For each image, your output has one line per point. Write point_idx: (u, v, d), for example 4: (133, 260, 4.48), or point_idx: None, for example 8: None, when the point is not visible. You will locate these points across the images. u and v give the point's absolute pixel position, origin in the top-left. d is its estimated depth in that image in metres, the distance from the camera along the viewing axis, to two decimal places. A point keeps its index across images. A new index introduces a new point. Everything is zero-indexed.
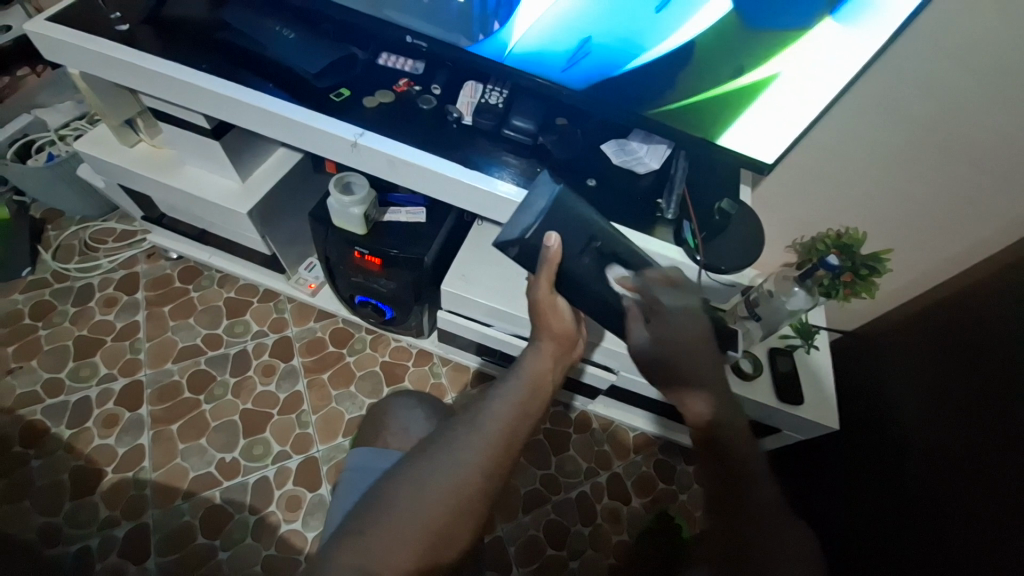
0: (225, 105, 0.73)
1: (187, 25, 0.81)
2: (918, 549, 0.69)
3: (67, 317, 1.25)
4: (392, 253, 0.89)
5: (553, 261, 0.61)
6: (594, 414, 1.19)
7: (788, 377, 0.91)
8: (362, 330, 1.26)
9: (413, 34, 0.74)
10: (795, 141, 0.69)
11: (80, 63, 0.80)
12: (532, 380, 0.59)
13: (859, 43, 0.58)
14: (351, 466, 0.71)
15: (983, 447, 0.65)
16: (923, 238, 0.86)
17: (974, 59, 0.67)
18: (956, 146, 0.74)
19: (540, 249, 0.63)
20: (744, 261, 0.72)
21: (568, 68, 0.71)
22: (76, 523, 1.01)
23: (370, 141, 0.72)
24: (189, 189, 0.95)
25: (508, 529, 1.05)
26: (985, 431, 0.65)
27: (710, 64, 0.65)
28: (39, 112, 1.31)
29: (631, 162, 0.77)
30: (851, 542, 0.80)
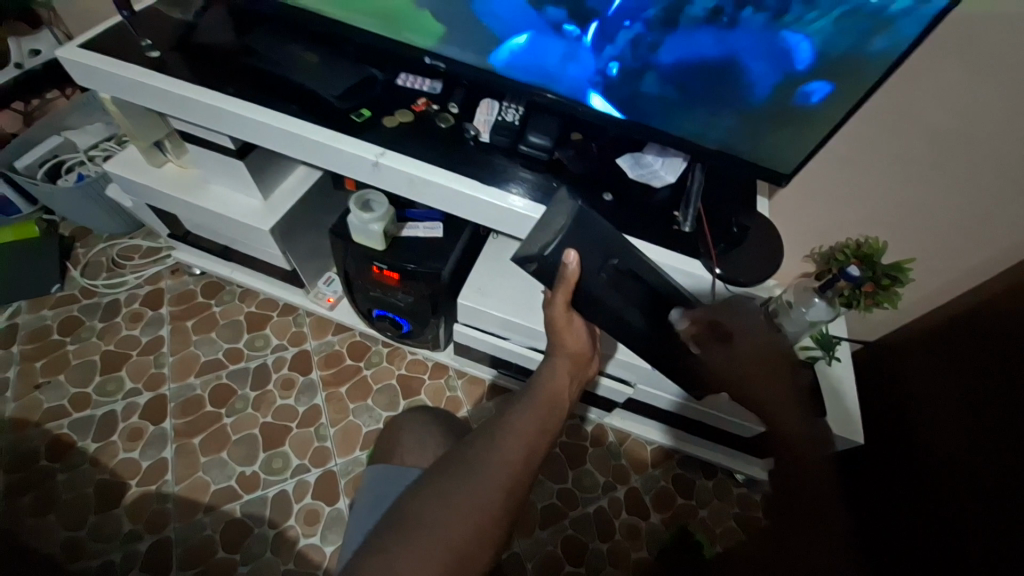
0: (253, 128, 0.77)
1: (214, 50, 0.84)
2: None
3: (94, 332, 1.28)
4: (409, 267, 0.90)
5: (570, 280, 0.60)
6: (610, 427, 1.17)
7: (810, 390, 0.90)
8: (379, 343, 1.27)
9: (432, 55, 0.76)
10: (814, 150, 0.69)
11: (115, 90, 0.84)
12: (551, 395, 0.59)
13: (875, 54, 0.58)
14: (371, 481, 0.71)
15: None
16: (947, 247, 0.85)
17: (996, 69, 0.66)
18: (978, 155, 0.73)
19: (558, 266, 0.61)
20: (764, 274, 0.73)
21: (582, 83, 0.72)
22: (101, 536, 1.03)
23: (391, 161, 0.74)
24: (213, 207, 0.97)
25: (526, 545, 1.04)
26: (998, 438, 0.64)
27: (721, 77, 0.65)
28: (69, 134, 1.37)
29: (647, 175, 0.78)
30: None
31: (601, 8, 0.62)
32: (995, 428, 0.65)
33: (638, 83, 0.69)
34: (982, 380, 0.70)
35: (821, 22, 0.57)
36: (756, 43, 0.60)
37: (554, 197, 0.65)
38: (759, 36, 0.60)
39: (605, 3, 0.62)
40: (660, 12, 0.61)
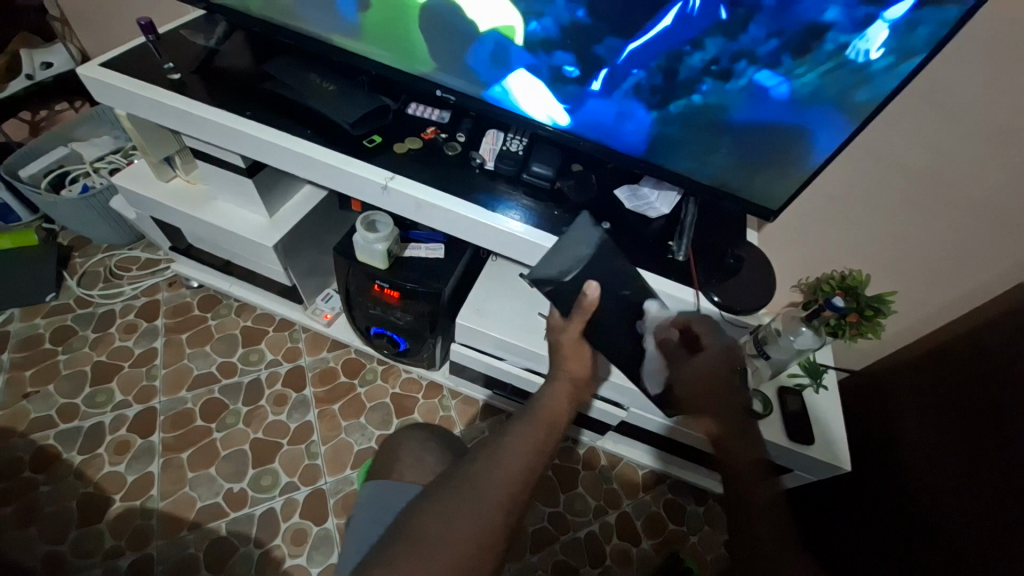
0: (267, 149, 0.80)
1: (233, 75, 0.88)
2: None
3: (87, 342, 1.27)
4: (409, 286, 0.92)
5: (587, 308, 0.62)
6: (602, 450, 1.18)
7: (797, 416, 0.92)
8: (375, 360, 1.28)
9: (443, 88, 0.81)
10: (799, 190, 0.73)
11: (133, 108, 0.86)
12: (548, 415, 0.61)
13: (858, 102, 0.62)
14: (365, 499, 0.71)
15: (988, 488, 0.66)
16: (924, 283, 0.89)
17: (965, 123, 0.71)
18: (950, 197, 0.78)
19: (577, 293, 0.65)
20: (761, 303, 0.76)
21: (585, 120, 0.76)
22: (80, 553, 1.01)
23: (400, 185, 0.77)
24: (218, 222, 0.99)
25: (517, 569, 1.04)
26: (993, 475, 0.66)
27: (718, 121, 0.70)
28: (76, 146, 1.39)
29: (643, 207, 0.81)
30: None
31: (611, 55, 0.67)
32: (991, 467, 0.67)
33: (641, 123, 0.73)
34: (974, 418, 0.72)
35: (809, 74, 0.61)
36: (750, 91, 0.65)
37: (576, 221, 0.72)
38: (753, 84, 0.64)
39: (614, 51, 0.67)
40: (663, 61, 0.66)
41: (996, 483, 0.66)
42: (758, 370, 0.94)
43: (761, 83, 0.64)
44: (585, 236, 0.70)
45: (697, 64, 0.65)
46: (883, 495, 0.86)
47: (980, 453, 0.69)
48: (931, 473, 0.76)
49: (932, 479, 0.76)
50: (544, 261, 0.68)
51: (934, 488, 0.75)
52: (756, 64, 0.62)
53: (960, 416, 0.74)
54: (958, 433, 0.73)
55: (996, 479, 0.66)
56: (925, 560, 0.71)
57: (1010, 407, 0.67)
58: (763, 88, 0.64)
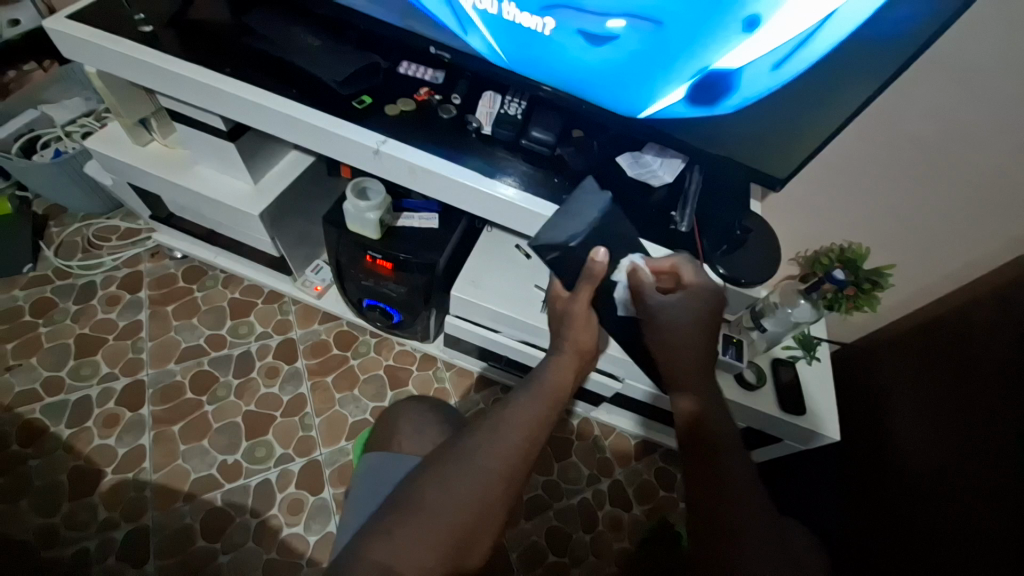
0: (251, 110, 0.75)
1: (210, 28, 0.81)
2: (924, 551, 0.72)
3: (69, 314, 1.24)
4: (403, 257, 0.89)
5: (597, 275, 0.62)
6: (596, 421, 1.20)
7: (791, 388, 0.93)
8: (367, 333, 1.26)
9: (437, 45, 0.76)
10: (807, 158, 0.71)
11: (103, 64, 0.81)
12: (550, 387, 0.60)
13: (877, 65, 0.59)
14: (362, 470, 0.71)
15: (989, 461, 0.68)
16: (923, 257, 0.89)
17: (979, 91, 0.69)
18: (958, 170, 0.77)
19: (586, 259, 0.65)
20: (764, 275, 0.75)
21: (590, 82, 0.73)
22: (75, 525, 1.00)
23: (392, 149, 0.73)
24: (201, 189, 0.95)
25: (511, 536, 1.06)
26: (993, 451, 0.68)
27: (734, 85, 0.66)
28: (46, 108, 1.31)
29: (645, 175, 0.78)
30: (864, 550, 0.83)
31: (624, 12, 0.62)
32: (992, 440, 0.68)
33: (649, 86, 0.70)
34: (978, 395, 0.72)
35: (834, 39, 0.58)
36: (768, 54, 0.61)
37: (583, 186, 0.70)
38: (776, 46, 0.60)
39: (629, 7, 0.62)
40: (682, 19, 0.61)
41: (1004, 462, 0.66)
42: (754, 343, 0.93)
43: (781, 45, 0.60)
44: (593, 203, 0.69)
45: (717, 24, 0.60)
46: (877, 467, 0.88)
47: (988, 433, 0.69)
48: (935, 452, 0.77)
49: (937, 460, 0.76)
50: (550, 227, 0.68)
51: (935, 463, 0.76)
52: (780, 27, 0.58)
53: (964, 394, 0.74)
54: (964, 413, 0.73)
55: (1005, 458, 0.66)
56: (926, 530, 0.73)
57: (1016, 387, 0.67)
58: (785, 50, 0.60)
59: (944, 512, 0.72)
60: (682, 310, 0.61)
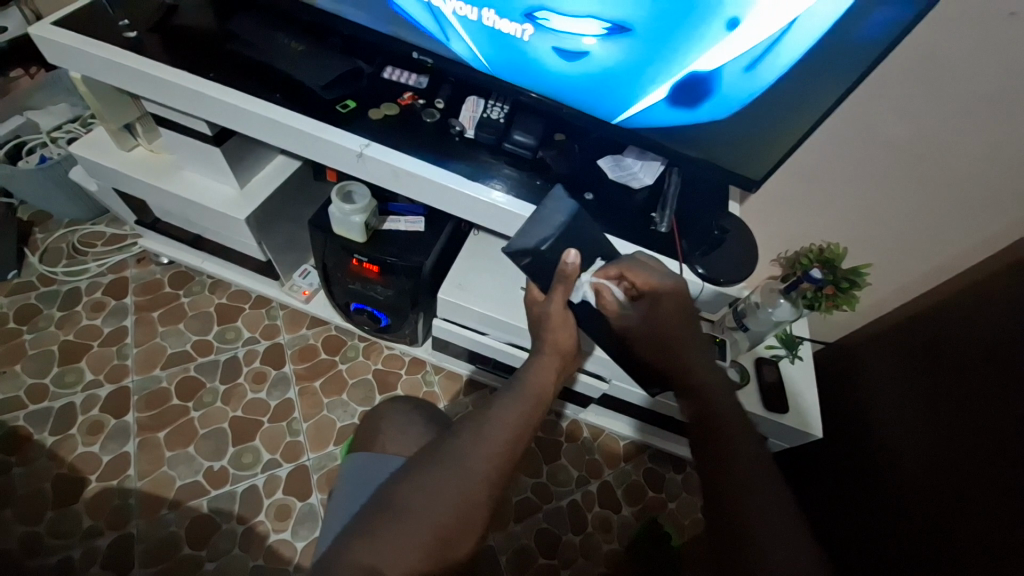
0: (234, 115, 0.76)
1: (194, 35, 0.82)
2: (901, 543, 0.73)
3: (53, 321, 1.22)
4: (389, 261, 0.90)
5: (569, 276, 0.62)
6: (584, 422, 1.20)
7: (774, 387, 0.94)
8: (356, 337, 1.26)
9: (419, 50, 0.78)
10: (781, 160, 0.73)
11: (88, 69, 0.81)
12: (532, 387, 0.61)
13: (843, 69, 0.61)
14: (347, 472, 0.72)
15: (962, 451, 0.69)
16: (901, 256, 0.91)
17: (946, 95, 0.72)
18: (929, 171, 0.79)
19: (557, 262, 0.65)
20: (743, 274, 0.77)
21: (569, 88, 0.75)
22: (57, 534, 0.99)
23: (375, 152, 0.74)
24: (186, 194, 0.95)
25: (500, 539, 1.06)
26: (965, 443, 0.69)
27: (709, 87, 0.68)
28: (32, 114, 1.31)
29: (626, 177, 0.80)
30: (844, 544, 0.84)
31: (601, 18, 0.64)
32: (966, 432, 0.70)
33: (627, 89, 0.72)
34: (956, 392, 0.73)
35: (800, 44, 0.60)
36: (741, 54, 0.63)
37: (552, 194, 0.70)
38: (747, 50, 0.62)
39: (605, 13, 0.64)
40: (657, 24, 0.63)
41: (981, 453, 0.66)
42: (736, 343, 0.95)
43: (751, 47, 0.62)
44: (561, 206, 0.68)
45: (690, 29, 0.62)
46: (857, 462, 0.90)
47: (963, 427, 0.70)
48: (912, 447, 0.78)
49: (914, 454, 0.77)
50: (521, 233, 0.67)
51: (910, 456, 0.78)
52: (750, 32, 0.61)
53: (943, 391, 0.75)
54: (942, 410, 0.75)
55: (981, 451, 0.66)
56: (902, 522, 0.75)
57: (995, 385, 0.68)
58: (756, 55, 0.63)
59: (922, 505, 0.72)
60: (658, 308, 0.63)
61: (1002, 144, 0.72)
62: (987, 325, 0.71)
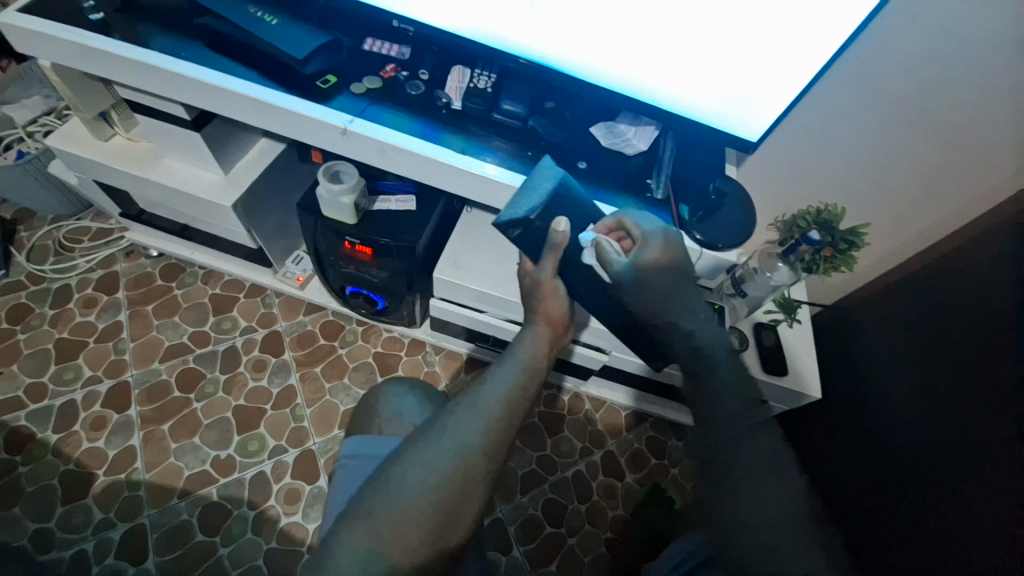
0: (210, 95, 0.73)
1: (162, 13, 0.79)
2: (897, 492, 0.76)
3: (46, 319, 1.21)
4: (382, 241, 0.89)
5: (559, 246, 0.61)
6: (586, 395, 1.21)
7: (773, 350, 0.94)
8: (353, 322, 1.26)
9: (400, 19, 0.75)
10: (778, 120, 0.71)
11: (55, 56, 0.77)
12: (525, 357, 0.61)
13: (837, 27, 0.59)
14: (350, 452, 0.72)
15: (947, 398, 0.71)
16: (898, 214, 0.90)
17: (946, 42, 0.69)
18: (929, 124, 0.77)
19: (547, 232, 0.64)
20: (742, 237, 0.76)
21: (559, 51, 0.72)
22: (70, 528, 1.00)
23: (360, 128, 0.72)
24: (168, 182, 0.92)
25: (508, 510, 1.07)
26: (949, 386, 0.71)
27: (712, 46, 0.65)
28: (5, 108, 1.26)
29: (619, 144, 0.78)
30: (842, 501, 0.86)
31: None
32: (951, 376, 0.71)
33: (618, 48, 0.69)
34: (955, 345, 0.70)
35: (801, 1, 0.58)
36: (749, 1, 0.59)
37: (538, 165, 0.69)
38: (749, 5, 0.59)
39: None
40: None
41: (975, 400, 0.66)
42: (735, 309, 0.96)
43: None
44: (549, 174, 0.67)
45: None
46: (850, 418, 0.92)
47: (963, 383, 0.69)
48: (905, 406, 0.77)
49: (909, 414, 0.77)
50: (510, 205, 0.66)
51: (899, 405, 0.80)
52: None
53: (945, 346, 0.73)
54: (937, 360, 0.74)
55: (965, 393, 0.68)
56: (894, 467, 0.78)
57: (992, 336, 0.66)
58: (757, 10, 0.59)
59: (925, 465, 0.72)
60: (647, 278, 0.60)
61: (1001, 95, 0.71)
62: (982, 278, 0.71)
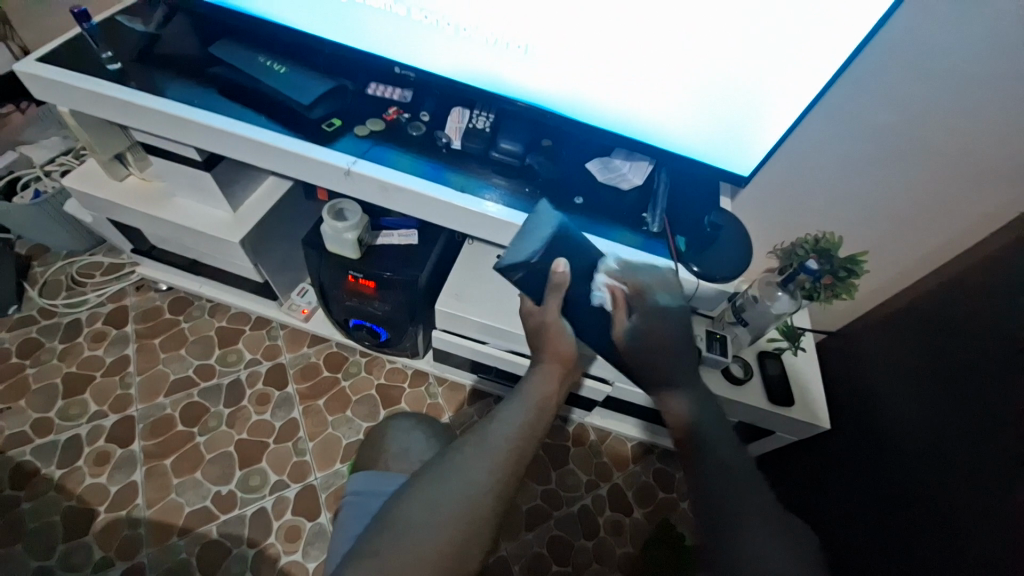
0: (221, 139, 0.76)
1: (179, 63, 0.84)
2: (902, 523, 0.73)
3: (55, 354, 1.23)
4: (385, 276, 0.90)
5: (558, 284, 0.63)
6: (591, 426, 1.20)
7: (777, 379, 0.93)
8: (357, 353, 1.26)
9: (401, 65, 0.78)
10: (768, 156, 0.73)
11: (74, 104, 0.81)
12: (535, 398, 0.60)
13: (817, 71, 0.62)
14: (356, 489, 0.72)
15: (953, 429, 0.69)
16: (894, 241, 0.90)
17: (925, 79, 0.72)
18: (919, 154, 0.79)
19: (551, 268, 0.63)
20: (738, 269, 0.77)
21: (554, 94, 0.75)
22: (69, 567, 0.98)
23: (364, 169, 0.74)
24: (179, 220, 0.95)
25: (513, 548, 1.05)
26: (954, 415, 0.69)
27: (698, 91, 0.68)
28: (24, 150, 1.32)
29: (614, 179, 0.80)
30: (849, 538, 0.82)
31: (586, 27, 0.65)
32: (954, 402, 0.70)
33: (611, 89, 0.72)
34: (959, 376, 0.69)
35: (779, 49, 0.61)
36: (732, 51, 0.63)
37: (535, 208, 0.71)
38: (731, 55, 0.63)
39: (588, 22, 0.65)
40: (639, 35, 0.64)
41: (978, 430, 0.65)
42: (738, 338, 0.95)
43: (736, 27, 0.60)
44: (546, 217, 0.69)
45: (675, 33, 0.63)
46: (850, 446, 0.90)
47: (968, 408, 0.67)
48: (913, 437, 0.75)
49: (915, 442, 0.74)
50: (510, 249, 0.68)
51: (900, 435, 0.78)
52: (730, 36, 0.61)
53: (947, 374, 0.72)
54: (938, 389, 0.73)
55: (968, 421, 0.67)
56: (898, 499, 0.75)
57: (992, 361, 0.65)
58: (739, 58, 0.63)
59: (925, 494, 0.70)
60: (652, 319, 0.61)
61: (989, 124, 0.72)
62: (975, 303, 0.71)
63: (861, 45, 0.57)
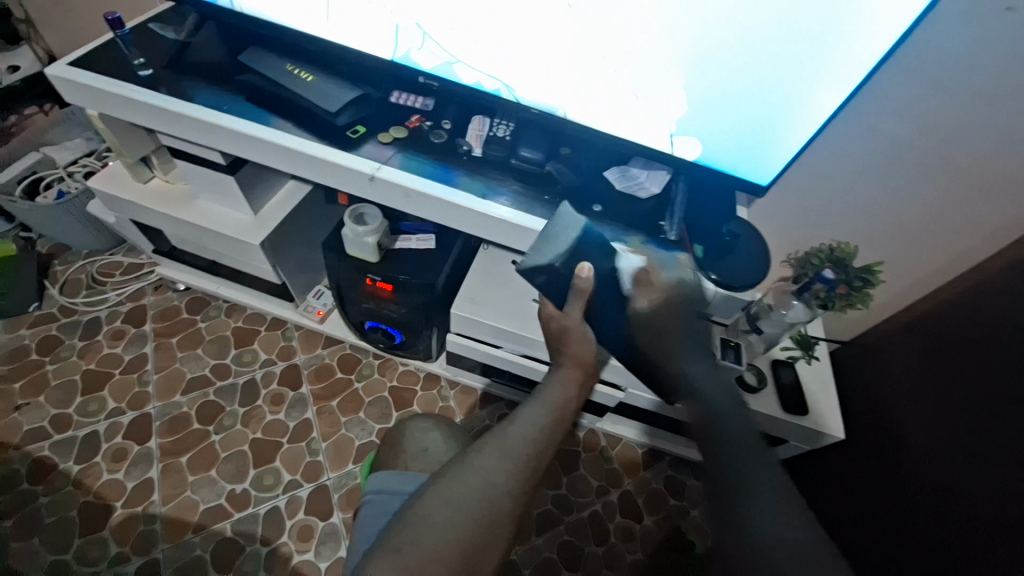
0: (247, 144, 0.78)
1: (207, 70, 0.86)
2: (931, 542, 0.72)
3: (75, 351, 1.25)
4: (402, 278, 0.92)
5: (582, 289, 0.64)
6: (601, 431, 1.20)
7: (791, 389, 0.93)
8: (370, 355, 1.28)
9: (426, 75, 0.80)
10: (787, 167, 0.73)
11: (104, 107, 0.83)
12: (554, 402, 0.62)
13: (838, 81, 0.62)
14: (376, 488, 0.73)
15: (974, 440, 0.68)
16: (910, 252, 0.90)
17: (944, 90, 0.72)
18: (938, 165, 0.79)
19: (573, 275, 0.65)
20: (756, 277, 0.78)
21: (573, 103, 0.76)
22: (85, 562, 1.00)
23: (387, 174, 0.76)
24: (201, 222, 0.97)
25: (523, 552, 1.05)
26: (975, 428, 0.69)
27: (719, 98, 0.68)
28: (48, 151, 1.34)
29: (632, 187, 0.80)
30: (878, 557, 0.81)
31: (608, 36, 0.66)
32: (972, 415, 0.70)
33: (630, 98, 0.72)
34: (978, 387, 0.69)
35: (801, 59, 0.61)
36: (754, 59, 0.63)
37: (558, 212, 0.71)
38: (752, 63, 0.63)
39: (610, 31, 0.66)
40: (662, 43, 0.65)
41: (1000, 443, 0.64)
42: (751, 346, 0.96)
43: (759, 38, 0.61)
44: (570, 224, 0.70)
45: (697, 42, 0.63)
46: (870, 460, 0.89)
47: (987, 421, 0.67)
48: (935, 450, 0.74)
49: (936, 456, 0.74)
50: (532, 252, 0.68)
51: (919, 449, 0.78)
52: (751, 45, 0.62)
53: (965, 386, 0.72)
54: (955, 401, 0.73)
55: (989, 434, 0.66)
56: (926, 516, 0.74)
57: (1011, 374, 0.65)
58: (760, 67, 0.64)
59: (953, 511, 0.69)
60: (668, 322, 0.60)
61: (1008, 136, 0.72)
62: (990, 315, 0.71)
63: (885, 56, 0.58)
